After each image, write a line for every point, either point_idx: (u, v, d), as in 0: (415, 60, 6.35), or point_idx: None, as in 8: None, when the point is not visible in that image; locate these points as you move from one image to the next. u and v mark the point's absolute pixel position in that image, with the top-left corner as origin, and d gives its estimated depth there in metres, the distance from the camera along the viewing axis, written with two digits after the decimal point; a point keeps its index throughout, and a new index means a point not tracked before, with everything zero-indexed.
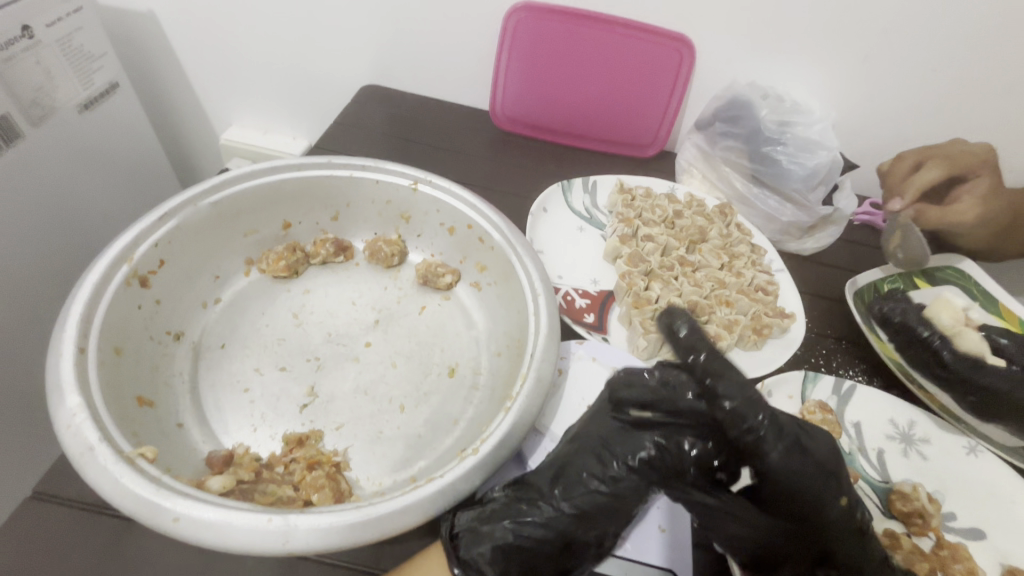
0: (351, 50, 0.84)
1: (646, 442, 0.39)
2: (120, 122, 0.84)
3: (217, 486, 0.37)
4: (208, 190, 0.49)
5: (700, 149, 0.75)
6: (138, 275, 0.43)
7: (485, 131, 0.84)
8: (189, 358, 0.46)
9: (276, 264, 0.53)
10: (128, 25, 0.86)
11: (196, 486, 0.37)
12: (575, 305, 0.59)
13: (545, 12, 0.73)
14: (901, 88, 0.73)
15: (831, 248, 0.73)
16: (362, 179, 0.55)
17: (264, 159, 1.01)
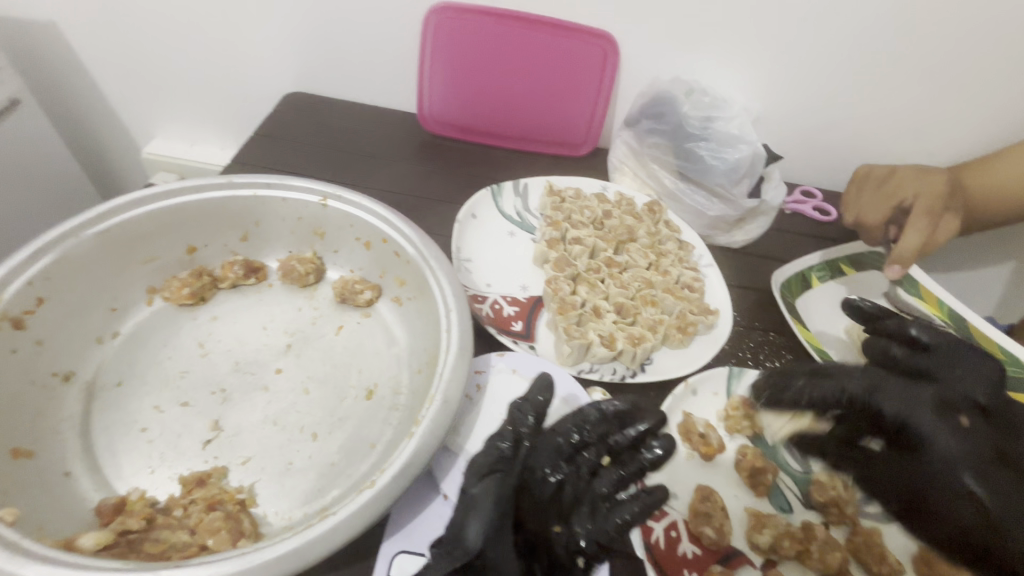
0: (271, 56, 0.81)
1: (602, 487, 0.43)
2: (26, 141, 0.79)
3: (90, 544, 0.35)
4: (93, 219, 0.46)
5: (631, 147, 0.75)
6: (10, 318, 0.41)
7: (415, 135, 0.81)
8: (81, 400, 0.43)
9: (180, 292, 0.50)
10: (29, 36, 0.81)
11: (64, 548, 0.34)
12: (503, 314, 0.59)
13: (465, 13, 0.72)
14: (821, 79, 0.75)
15: (762, 240, 0.74)
16: (269, 197, 0.53)
17: (191, 172, 0.96)
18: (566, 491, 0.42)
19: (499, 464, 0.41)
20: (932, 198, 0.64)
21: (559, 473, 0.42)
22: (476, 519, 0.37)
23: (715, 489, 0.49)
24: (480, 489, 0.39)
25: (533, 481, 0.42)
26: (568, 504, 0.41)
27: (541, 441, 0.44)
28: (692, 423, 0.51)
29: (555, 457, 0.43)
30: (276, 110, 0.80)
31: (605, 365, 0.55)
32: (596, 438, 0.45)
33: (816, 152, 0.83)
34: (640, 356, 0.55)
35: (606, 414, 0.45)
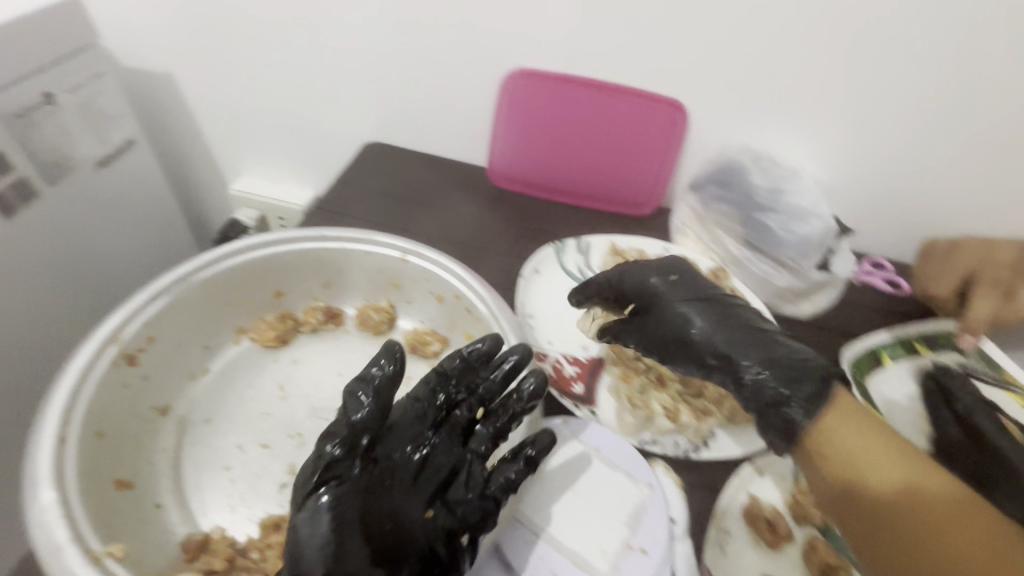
0: (357, 108, 0.87)
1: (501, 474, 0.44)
2: (135, 176, 0.88)
3: None
4: (201, 266, 0.50)
5: (695, 212, 0.75)
6: (127, 353, 0.44)
7: (484, 188, 0.85)
8: (174, 433, 0.47)
9: (266, 334, 0.54)
10: (147, 84, 0.91)
11: None
12: (563, 373, 0.59)
13: (541, 78, 0.75)
14: (898, 152, 0.73)
15: (831, 312, 0.72)
16: (354, 250, 0.56)
17: (270, 209, 1.02)
18: (427, 466, 0.43)
19: (341, 466, 0.38)
20: (1004, 271, 0.69)
21: (425, 446, 0.43)
22: (315, 537, 0.36)
23: None
24: (326, 506, 0.37)
25: (392, 464, 0.41)
26: (437, 482, 0.42)
27: (398, 420, 0.43)
28: (758, 506, 0.50)
29: (416, 436, 0.43)
30: (357, 158, 0.85)
31: (667, 436, 0.54)
32: (465, 394, 0.46)
33: (890, 224, 0.80)
34: (703, 430, 0.54)
35: (473, 359, 0.46)
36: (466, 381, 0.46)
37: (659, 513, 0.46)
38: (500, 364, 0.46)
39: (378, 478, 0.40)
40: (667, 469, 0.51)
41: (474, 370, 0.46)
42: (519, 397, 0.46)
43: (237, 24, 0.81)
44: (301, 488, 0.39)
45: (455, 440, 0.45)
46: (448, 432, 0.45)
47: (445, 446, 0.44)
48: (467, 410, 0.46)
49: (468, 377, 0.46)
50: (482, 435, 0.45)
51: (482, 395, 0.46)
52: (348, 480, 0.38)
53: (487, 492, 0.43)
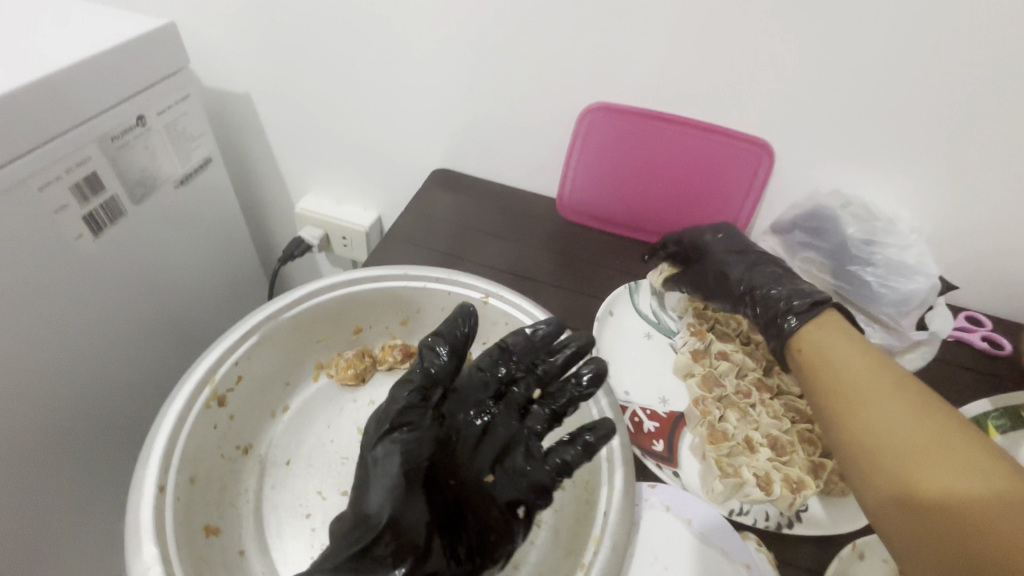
0: (427, 133, 0.87)
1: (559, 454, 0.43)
2: (210, 194, 0.90)
3: None
4: (289, 303, 0.50)
5: (777, 255, 0.72)
6: (217, 394, 0.44)
7: (552, 219, 0.83)
8: (256, 474, 0.46)
9: (345, 371, 0.53)
10: (225, 104, 0.93)
11: None
12: (642, 429, 0.56)
13: (621, 113, 0.73)
14: (1008, 202, 0.68)
15: (924, 371, 0.68)
16: (436, 290, 0.55)
17: (333, 228, 1.03)
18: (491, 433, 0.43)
19: (418, 424, 0.40)
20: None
21: (487, 414, 0.44)
22: (380, 489, 0.38)
23: None
24: (393, 450, 0.39)
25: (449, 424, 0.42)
26: (497, 451, 0.43)
27: (464, 384, 0.44)
28: None
29: (478, 401, 0.44)
30: (426, 185, 0.85)
31: (757, 507, 0.50)
32: (525, 370, 0.45)
33: (990, 276, 0.75)
34: (797, 503, 0.50)
35: (532, 342, 0.45)
36: (528, 361, 0.45)
37: None
38: (565, 354, 0.46)
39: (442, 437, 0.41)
40: (761, 546, 0.47)
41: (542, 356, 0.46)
42: (578, 382, 0.45)
43: (318, 50, 0.82)
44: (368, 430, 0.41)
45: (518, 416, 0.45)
46: (502, 408, 0.44)
47: (502, 417, 0.44)
48: (526, 385, 0.45)
49: (529, 355, 0.45)
50: (539, 414, 0.45)
51: (538, 377, 0.46)
52: (412, 435, 0.40)
53: (523, 472, 0.42)
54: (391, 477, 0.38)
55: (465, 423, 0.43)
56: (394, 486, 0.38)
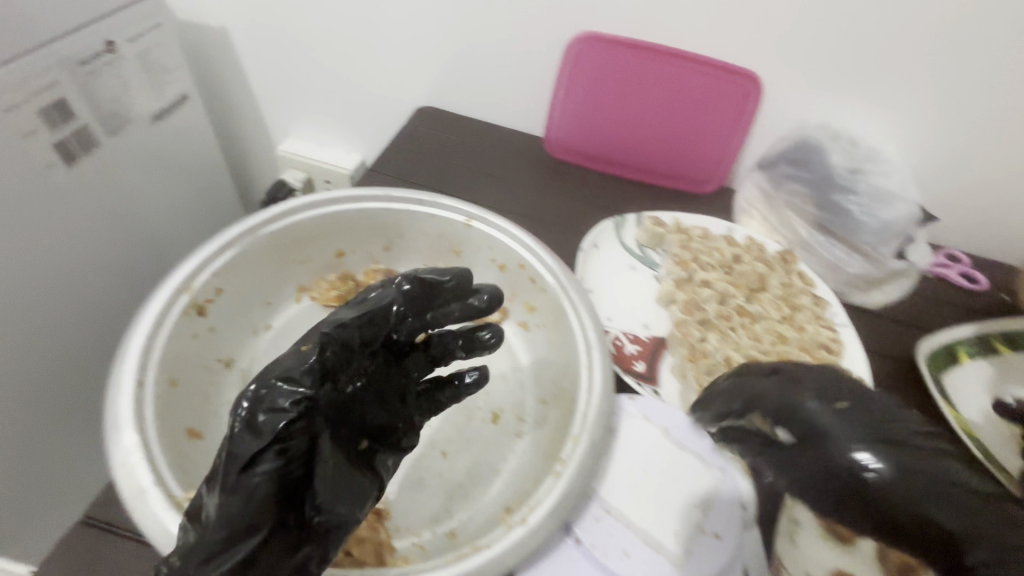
0: (411, 69, 0.85)
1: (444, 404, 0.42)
2: (187, 133, 0.88)
3: None
4: (269, 219, 0.49)
5: (763, 190, 0.72)
6: (197, 304, 0.43)
7: (538, 158, 0.82)
8: (240, 387, 0.46)
9: (328, 294, 0.53)
10: (200, 38, 0.89)
11: None
12: (624, 352, 0.57)
13: (610, 43, 0.72)
14: (994, 134, 0.68)
15: (903, 304, 0.69)
16: (418, 213, 0.54)
17: (317, 172, 1.01)
18: (361, 399, 0.37)
19: (298, 416, 0.32)
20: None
21: (360, 376, 0.38)
22: (246, 502, 0.29)
23: None
24: (274, 453, 0.30)
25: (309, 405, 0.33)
26: (377, 408, 0.38)
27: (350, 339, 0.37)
28: None
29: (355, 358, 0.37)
30: (410, 122, 0.83)
31: None
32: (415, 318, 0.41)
33: (971, 214, 0.75)
34: None
35: (434, 287, 0.42)
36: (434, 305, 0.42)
37: (730, 504, 0.44)
38: (470, 303, 0.43)
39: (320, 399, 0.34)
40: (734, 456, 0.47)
41: (429, 306, 0.42)
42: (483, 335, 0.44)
43: None
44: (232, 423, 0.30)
45: (399, 373, 0.41)
46: (376, 360, 0.40)
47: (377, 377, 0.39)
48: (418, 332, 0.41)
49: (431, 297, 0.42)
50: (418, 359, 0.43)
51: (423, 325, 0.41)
52: (289, 432, 0.30)
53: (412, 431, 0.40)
54: (264, 487, 0.29)
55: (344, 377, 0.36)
56: (273, 492, 0.29)
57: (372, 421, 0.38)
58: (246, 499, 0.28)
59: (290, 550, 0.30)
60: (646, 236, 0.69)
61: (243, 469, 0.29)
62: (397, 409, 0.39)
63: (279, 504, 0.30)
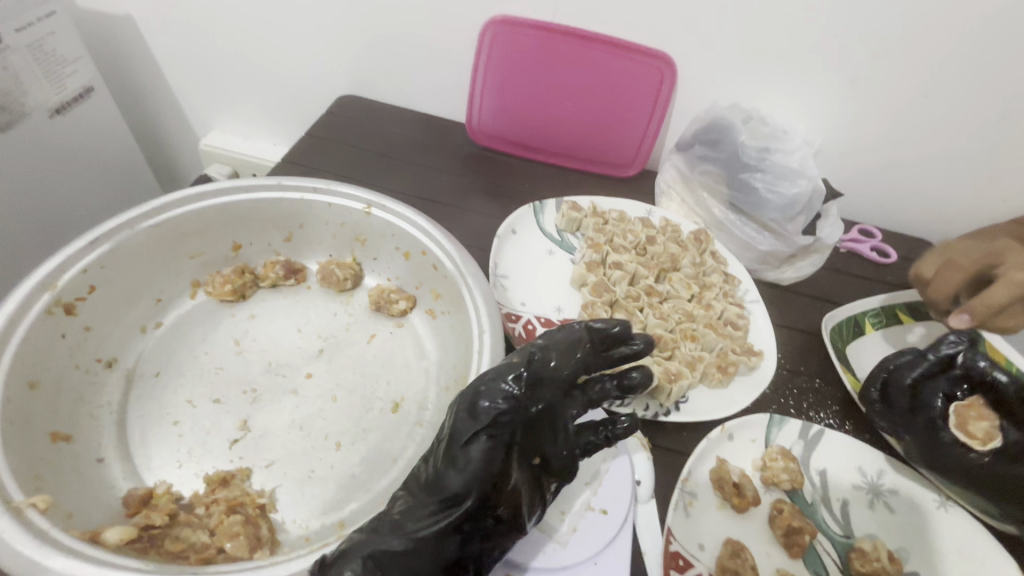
0: (329, 57, 0.83)
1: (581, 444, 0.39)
2: (95, 127, 0.84)
3: (113, 538, 0.34)
4: (148, 212, 0.47)
5: (680, 172, 0.73)
6: (63, 303, 0.42)
7: (462, 145, 0.81)
8: (120, 386, 0.45)
9: (222, 288, 0.51)
10: (106, 27, 0.85)
11: (89, 540, 0.34)
12: (533, 335, 0.57)
13: (523, 26, 0.71)
14: (895, 112, 0.70)
15: (814, 278, 0.71)
16: (315, 201, 0.53)
17: (244, 166, 0.99)
18: (545, 424, 0.37)
19: (472, 454, 0.35)
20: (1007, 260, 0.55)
21: (541, 403, 0.37)
22: (464, 471, 0.35)
23: (746, 545, 0.46)
24: (486, 443, 0.35)
25: (526, 413, 0.37)
26: (543, 441, 0.37)
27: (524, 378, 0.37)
28: (726, 471, 0.48)
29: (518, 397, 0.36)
30: (329, 112, 0.81)
31: (638, 400, 0.52)
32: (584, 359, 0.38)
33: (880, 189, 0.78)
34: (675, 394, 0.53)
35: (601, 334, 0.39)
36: (588, 352, 0.38)
37: (622, 476, 0.45)
38: (621, 351, 0.39)
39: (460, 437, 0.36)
40: (635, 433, 0.48)
41: (609, 349, 0.39)
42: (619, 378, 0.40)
43: None
44: (459, 409, 0.36)
45: (548, 416, 0.37)
46: (553, 391, 0.38)
47: (553, 406, 0.37)
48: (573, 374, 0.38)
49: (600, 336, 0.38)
50: (579, 400, 0.39)
51: (585, 371, 0.38)
52: (494, 430, 0.35)
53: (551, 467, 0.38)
54: (476, 465, 0.34)
55: (497, 407, 0.36)
56: (483, 472, 0.35)
57: (550, 449, 0.38)
58: (458, 471, 0.34)
59: (477, 527, 0.35)
60: (565, 220, 0.69)
61: (462, 445, 0.35)
62: (568, 439, 0.39)
63: (483, 488, 0.35)
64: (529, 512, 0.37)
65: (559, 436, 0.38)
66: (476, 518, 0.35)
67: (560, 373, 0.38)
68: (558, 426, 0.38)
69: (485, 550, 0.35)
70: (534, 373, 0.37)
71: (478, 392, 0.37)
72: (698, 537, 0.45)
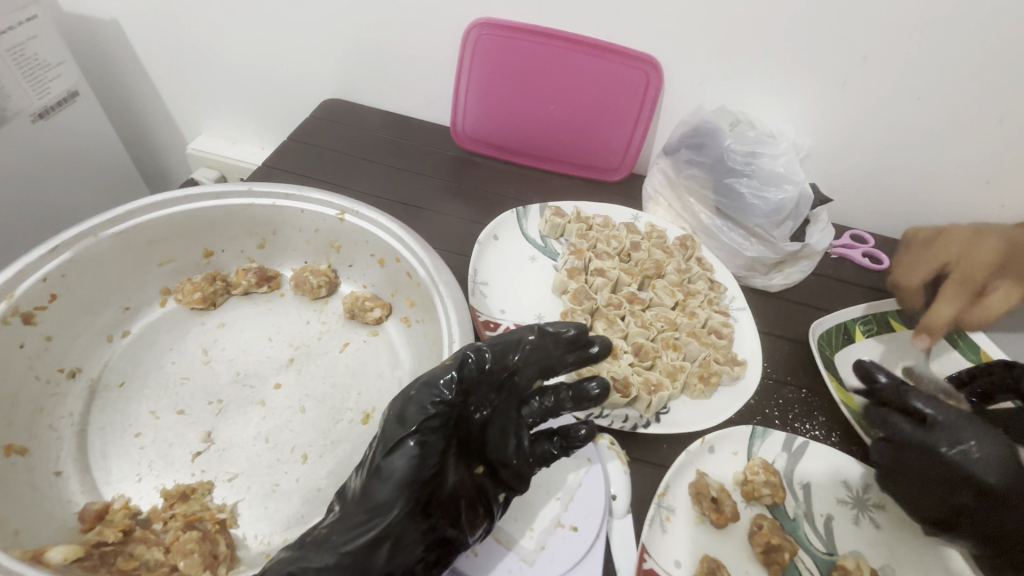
0: (314, 60, 0.82)
1: (539, 447, 0.39)
2: (78, 132, 0.83)
3: (57, 558, 0.34)
4: (112, 219, 0.46)
5: (666, 176, 0.72)
6: (21, 312, 0.41)
7: (447, 149, 0.81)
8: (83, 397, 0.44)
9: (191, 295, 0.51)
10: (91, 31, 0.85)
11: (32, 560, 0.33)
12: None
13: (506, 29, 0.70)
14: (886, 115, 0.69)
15: (803, 285, 0.69)
16: (287, 207, 0.52)
17: (231, 170, 0.98)
18: (491, 428, 0.38)
19: (399, 463, 0.33)
20: (985, 268, 0.56)
21: (487, 408, 0.37)
22: (390, 480, 0.33)
23: (723, 563, 0.44)
24: (413, 451, 0.33)
25: (460, 415, 0.36)
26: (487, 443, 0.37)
27: (463, 383, 0.35)
28: (706, 485, 0.47)
29: (454, 402, 0.35)
30: (313, 116, 0.81)
31: (617, 411, 0.51)
32: (535, 364, 0.37)
33: (872, 194, 0.77)
34: (654, 405, 0.51)
35: (554, 341, 0.37)
36: (540, 358, 0.37)
37: (596, 491, 0.43)
38: (578, 356, 0.38)
39: (387, 444, 0.34)
40: (612, 445, 0.47)
41: (563, 356, 0.38)
42: (578, 391, 0.39)
43: None
44: (388, 415, 0.34)
45: (497, 419, 0.38)
46: (503, 397, 0.38)
47: (502, 410, 0.38)
48: (524, 377, 0.38)
49: (554, 342, 0.37)
50: (535, 407, 0.39)
51: (543, 373, 0.38)
52: (420, 437, 0.33)
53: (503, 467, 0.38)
54: (402, 474, 0.33)
55: (427, 414, 0.34)
56: (410, 480, 0.33)
57: (497, 454, 0.38)
58: (385, 482, 0.33)
59: (409, 538, 0.33)
60: (548, 226, 0.68)
61: (388, 454, 0.33)
62: (522, 445, 0.38)
63: (412, 496, 0.33)
64: (470, 517, 0.36)
65: (513, 441, 0.38)
66: (407, 530, 0.33)
67: (512, 375, 0.37)
68: (510, 428, 0.38)
69: (420, 564, 0.33)
70: (473, 376, 0.35)
71: (404, 399, 0.35)
72: (674, 554, 0.44)
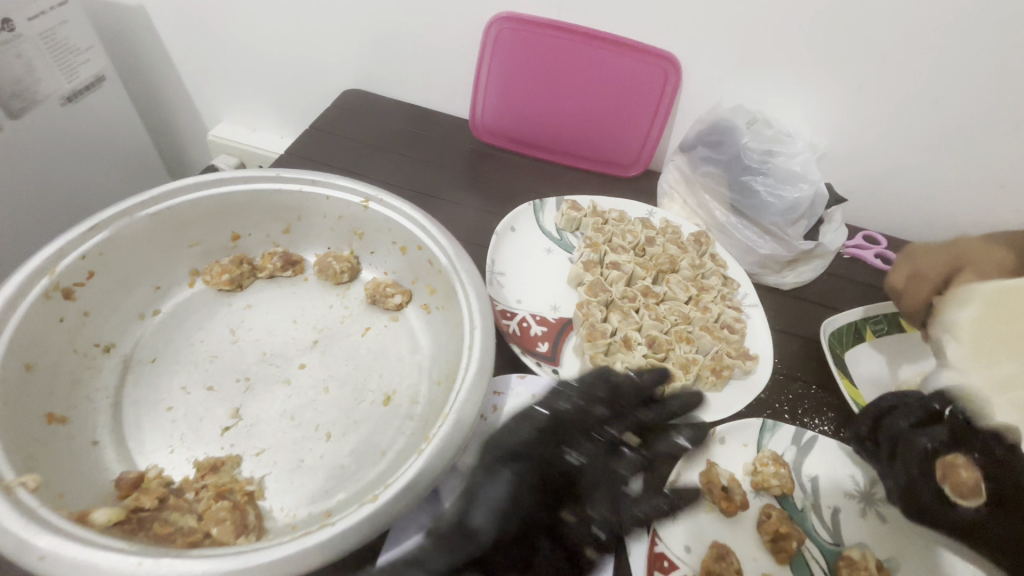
0: (335, 53, 0.83)
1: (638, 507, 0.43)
2: (102, 116, 0.85)
3: (103, 518, 0.35)
4: (146, 200, 0.48)
5: (682, 173, 0.72)
6: (61, 288, 0.42)
7: (465, 142, 0.82)
8: (117, 371, 0.46)
9: (220, 277, 0.52)
10: (119, 18, 0.86)
11: (78, 519, 0.35)
12: (529, 333, 0.57)
13: (527, 24, 0.71)
14: (902, 117, 0.69)
15: (814, 284, 0.70)
16: (313, 193, 0.54)
17: (251, 157, 1.00)
18: (584, 478, 0.41)
19: (497, 488, 0.39)
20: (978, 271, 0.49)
21: (580, 454, 0.42)
22: (485, 506, 0.38)
23: (732, 549, 0.46)
24: (508, 479, 0.40)
25: (549, 456, 0.41)
26: (583, 492, 0.41)
27: (546, 424, 0.43)
28: (716, 474, 0.48)
29: (543, 440, 0.42)
30: (334, 106, 0.82)
31: None
32: (615, 415, 0.46)
33: (884, 197, 0.77)
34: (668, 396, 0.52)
35: (615, 386, 0.48)
36: (609, 399, 0.47)
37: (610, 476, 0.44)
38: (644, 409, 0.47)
39: (485, 470, 0.41)
40: None
41: (620, 397, 0.47)
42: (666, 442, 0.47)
43: None
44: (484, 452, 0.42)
45: (597, 467, 0.42)
46: (595, 446, 0.43)
47: (596, 463, 0.42)
48: (605, 431, 0.44)
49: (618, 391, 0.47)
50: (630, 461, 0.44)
51: (615, 416, 0.46)
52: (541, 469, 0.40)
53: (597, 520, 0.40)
54: (499, 499, 0.39)
55: (519, 448, 0.42)
56: (502, 506, 0.38)
57: (588, 502, 0.41)
58: (482, 504, 0.38)
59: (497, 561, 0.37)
60: (565, 220, 0.69)
61: (488, 481, 0.40)
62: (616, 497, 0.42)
63: (503, 519, 0.38)
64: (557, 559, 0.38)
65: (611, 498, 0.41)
66: (498, 550, 0.37)
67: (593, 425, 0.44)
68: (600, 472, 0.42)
69: None
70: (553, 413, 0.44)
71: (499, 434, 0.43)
72: (684, 540, 0.45)
